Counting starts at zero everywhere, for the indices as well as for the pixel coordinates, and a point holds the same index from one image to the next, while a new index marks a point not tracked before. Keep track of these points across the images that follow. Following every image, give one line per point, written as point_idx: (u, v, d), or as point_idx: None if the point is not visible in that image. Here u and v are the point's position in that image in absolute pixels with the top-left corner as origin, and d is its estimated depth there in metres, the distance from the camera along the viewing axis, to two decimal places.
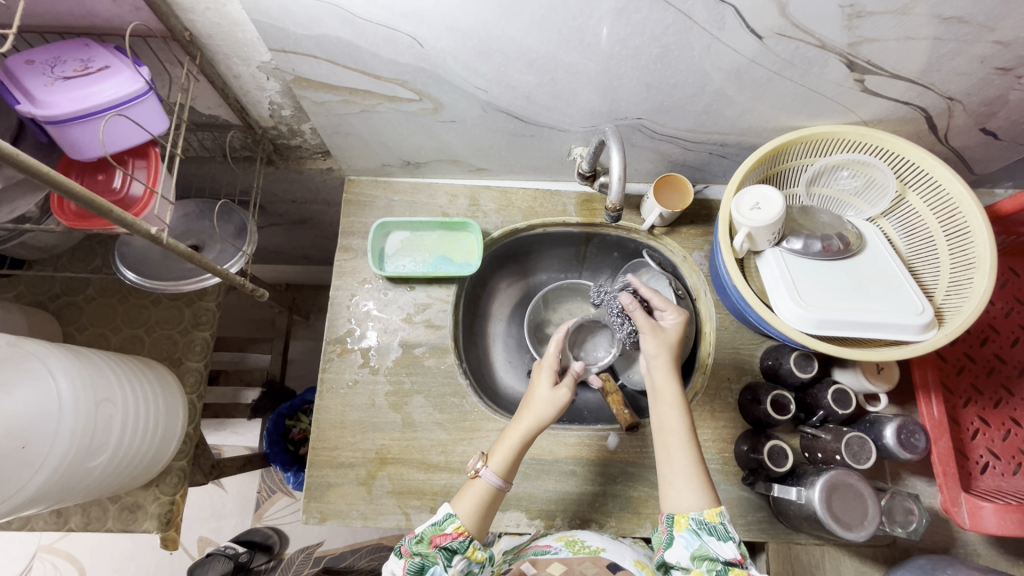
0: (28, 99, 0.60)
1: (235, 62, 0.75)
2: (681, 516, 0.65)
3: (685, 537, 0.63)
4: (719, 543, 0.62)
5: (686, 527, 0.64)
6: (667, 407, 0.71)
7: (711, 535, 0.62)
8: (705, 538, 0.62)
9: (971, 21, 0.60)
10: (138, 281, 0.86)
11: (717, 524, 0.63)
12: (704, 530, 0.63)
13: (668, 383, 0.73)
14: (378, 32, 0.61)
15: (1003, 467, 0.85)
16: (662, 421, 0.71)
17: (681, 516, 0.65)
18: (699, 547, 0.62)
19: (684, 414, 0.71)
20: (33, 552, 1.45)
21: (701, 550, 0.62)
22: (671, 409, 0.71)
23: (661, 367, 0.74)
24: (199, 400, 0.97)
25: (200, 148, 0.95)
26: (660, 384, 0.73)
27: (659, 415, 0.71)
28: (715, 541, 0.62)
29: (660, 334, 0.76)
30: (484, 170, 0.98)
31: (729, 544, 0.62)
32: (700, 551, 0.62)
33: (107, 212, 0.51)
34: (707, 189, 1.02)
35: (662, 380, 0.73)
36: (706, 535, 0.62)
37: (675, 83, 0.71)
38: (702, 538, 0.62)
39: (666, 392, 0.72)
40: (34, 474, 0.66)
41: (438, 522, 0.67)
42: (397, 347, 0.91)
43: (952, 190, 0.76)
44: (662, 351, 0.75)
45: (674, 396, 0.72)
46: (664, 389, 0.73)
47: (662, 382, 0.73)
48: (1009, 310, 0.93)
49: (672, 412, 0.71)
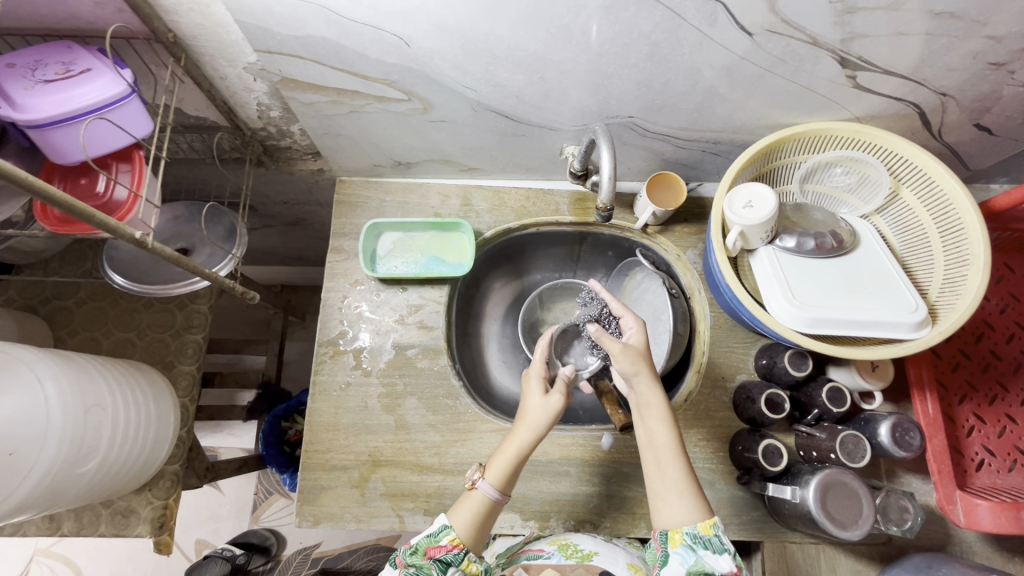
0: (8, 102, 0.59)
1: (221, 63, 0.74)
2: (675, 532, 0.64)
3: (680, 553, 0.62)
4: (714, 556, 0.61)
5: (681, 542, 0.63)
6: (653, 422, 0.70)
7: (706, 549, 0.61)
8: (700, 553, 0.61)
9: (963, 16, 0.59)
10: (127, 284, 0.85)
11: (711, 536, 0.62)
12: (699, 544, 0.62)
13: (654, 396, 0.71)
14: (363, 32, 0.61)
15: (998, 463, 0.85)
16: (650, 435, 0.70)
17: (675, 533, 0.64)
18: (694, 563, 0.61)
19: (669, 425, 0.70)
20: (29, 556, 1.44)
21: (697, 565, 0.61)
22: (656, 422, 0.70)
23: (641, 379, 0.72)
24: (193, 403, 0.97)
25: (190, 149, 0.94)
26: (644, 394, 0.72)
27: (647, 429, 0.71)
28: (710, 555, 0.61)
29: (629, 350, 0.73)
30: (476, 170, 0.97)
31: (725, 557, 0.61)
32: (696, 567, 0.61)
33: (89, 217, 0.51)
34: (701, 187, 1.01)
35: (647, 393, 0.72)
36: (701, 549, 0.61)
37: (666, 81, 0.70)
38: (697, 553, 0.61)
39: (651, 405, 0.71)
40: (22, 481, 0.66)
41: (433, 534, 0.67)
42: (390, 348, 0.91)
43: (945, 187, 0.76)
44: (638, 366, 0.73)
45: (661, 408, 0.71)
46: (649, 401, 0.71)
47: (646, 394, 0.72)
48: (1004, 306, 0.92)
49: (661, 427, 0.70)
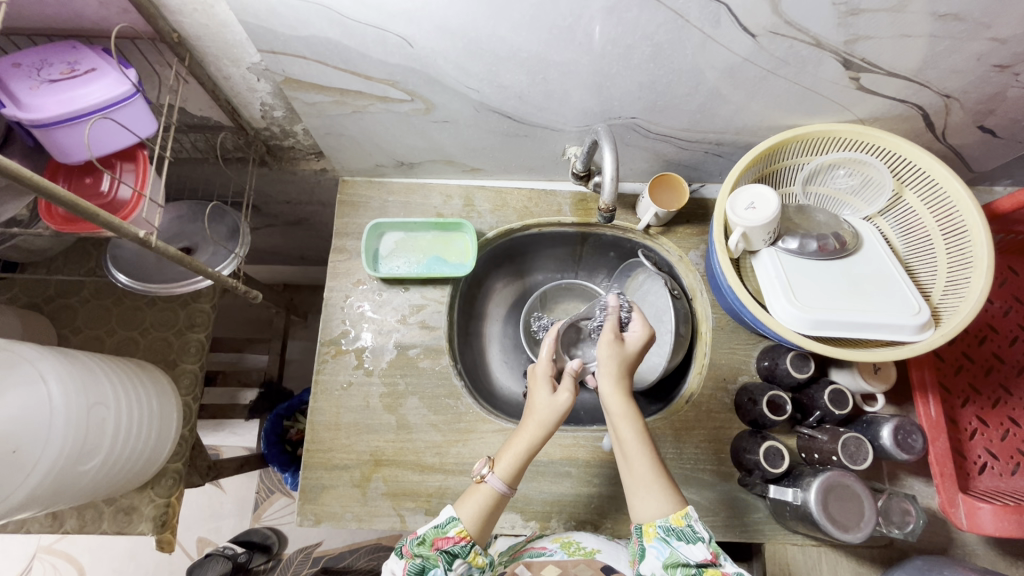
0: (13, 102, 0.59)
1: (224, 63, 0.74)
2: (649, 526, 0.64)
3: (655, 547, 0.62)
4: (687, 547, 0.60)
5: (655, 536, 0.63)
6: (621, 420, 0.70)
7: (679, 540, 0.61)
8: (675, 544, 0.61)
9: (967, 19, 0.59)
10: (129, 284, 0.86)
11: (684, 528, 0.62)
12: (673, 536, 0.62)
13: (613, 394, 0.71)
14: (367, 33, 0.61)
15: (1001, 467, 0.84)
16: (616, 433, 0.70)
17: (649, 526, 0.64)
18: (669, 555, 0.61)
19: (634, 422, 0.69)
20: (33, 553, 1.45)
21: (672, 557, 0.61)
22: (621, 420, 0.70)
23: (606, 377, 0.72)
24: (195, 402, 0.97)
25: (193, 148, 0.95)
26: (606, 396, 0.71)
27: (614, 428, 0.70)
28: (684, 545, 0.61)
29: (617, 346, 0.75)
30: (479, 170, 0.97)
31: (699, 546, 0.60)
32: (671, 559, 0.60)
33: (92, 216, 0.51)
34: (703, 188, 1.01)
35: (608, 392, 0.72)
36: (676, 541, 0.61)
37: (669, 82, 0.70)
38: (671, 545, 0.61)
39: (612, 406, 0.71)
40: (27, 477, 0.66)
41: (441, 524, 0.67)
42: (391, 348, 0.91)
43: (950, 190, 0.75)
44: (611, 361, 0.74)
45: (622, 408, 0.70)
46: (612, 400, 0.71)
47: (608, 394, 0.71)
48: (1008, 309, 0.92)
49: (626, 424, 0.69)
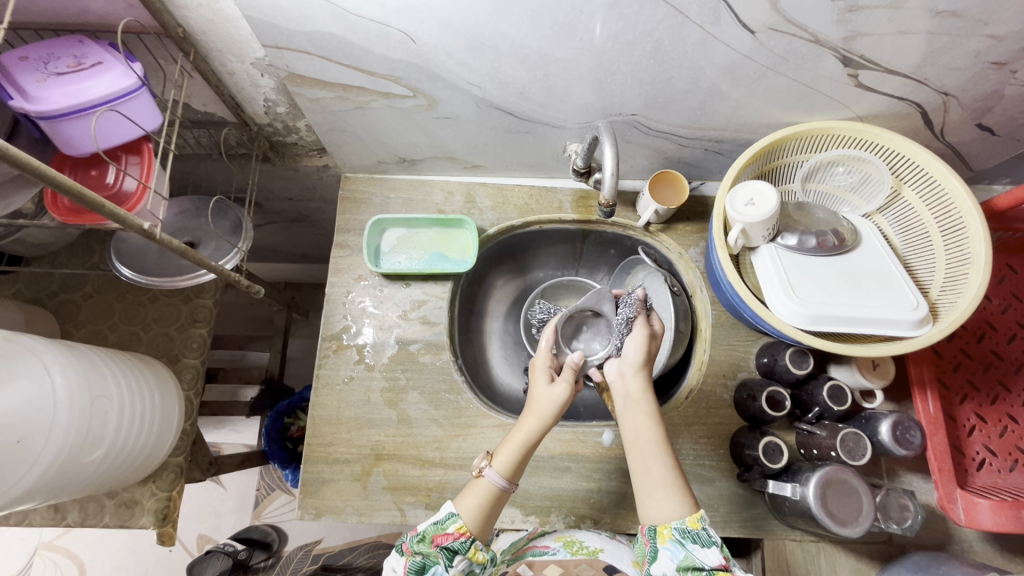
0: (21, 95, 0.60)
1: (228, 58, 0.75)
2: (664, 527, 0.63)
3: (670, 548, 0.62)
4: (702, 550, 0.60)
5: (670, 538, 0.63)
6: (642, 417, 0.71)
7: (694, 543, 0.61)
8: (689, 547, 0.61)
9: (964, 15, 0.60)
10: (134, 277, 0.87)
11: (699, 530, 0.62)
12: (688, 539, 0.62)
13: (642, 391, 0.74)
14: (370, 28, 0.62)
15: (999, 463, 0.84)
16: (636, 433, 0.70)
17: (663, 528, 0.64)
18: (684, 558, 0.60)
19: (656, 421, 0.70)
20: (33, 549, 1.45)
21: (686, 560, 0.60)
22: (643, 418, 0.71)
23: (633, 372, 0.75)
24: (196, 397, 0.98)
25: (197, 145, 0.96)
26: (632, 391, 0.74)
27: (633, 426, 0.71)
28: (699, 549, 0.61)
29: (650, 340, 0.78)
30: (480, 167, 0.98)
31: (713, 550, 0.60)
32: (685, 562, 0.60)
33: (98, 207, 0.51)
34: (703, 185, 1.02)
35: (637, 387, 0.74)
36: (691, 543, 0.61)
37: (669, 79, 0.71)
38: (686, 548, 0.61)
39: (639, 399, 0.73)
40: (30, 469, 0.67)
41: (441, 520, 0.67)
42: (393, 344, 0.91)
43: (948, 186, 0.76)
44: (639, 360, 0.76)
45: (649, 405, 0.72)
46: (638, 398, 0.73)
47: (637, 390, 0.74)
48: (1006, 307, 0.92)
49: (648, 422, 0.70)
